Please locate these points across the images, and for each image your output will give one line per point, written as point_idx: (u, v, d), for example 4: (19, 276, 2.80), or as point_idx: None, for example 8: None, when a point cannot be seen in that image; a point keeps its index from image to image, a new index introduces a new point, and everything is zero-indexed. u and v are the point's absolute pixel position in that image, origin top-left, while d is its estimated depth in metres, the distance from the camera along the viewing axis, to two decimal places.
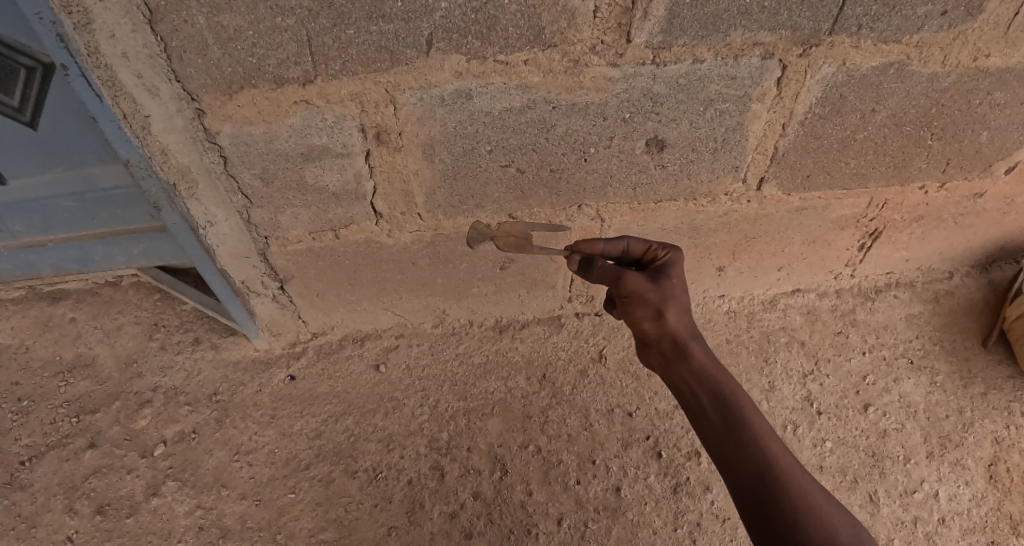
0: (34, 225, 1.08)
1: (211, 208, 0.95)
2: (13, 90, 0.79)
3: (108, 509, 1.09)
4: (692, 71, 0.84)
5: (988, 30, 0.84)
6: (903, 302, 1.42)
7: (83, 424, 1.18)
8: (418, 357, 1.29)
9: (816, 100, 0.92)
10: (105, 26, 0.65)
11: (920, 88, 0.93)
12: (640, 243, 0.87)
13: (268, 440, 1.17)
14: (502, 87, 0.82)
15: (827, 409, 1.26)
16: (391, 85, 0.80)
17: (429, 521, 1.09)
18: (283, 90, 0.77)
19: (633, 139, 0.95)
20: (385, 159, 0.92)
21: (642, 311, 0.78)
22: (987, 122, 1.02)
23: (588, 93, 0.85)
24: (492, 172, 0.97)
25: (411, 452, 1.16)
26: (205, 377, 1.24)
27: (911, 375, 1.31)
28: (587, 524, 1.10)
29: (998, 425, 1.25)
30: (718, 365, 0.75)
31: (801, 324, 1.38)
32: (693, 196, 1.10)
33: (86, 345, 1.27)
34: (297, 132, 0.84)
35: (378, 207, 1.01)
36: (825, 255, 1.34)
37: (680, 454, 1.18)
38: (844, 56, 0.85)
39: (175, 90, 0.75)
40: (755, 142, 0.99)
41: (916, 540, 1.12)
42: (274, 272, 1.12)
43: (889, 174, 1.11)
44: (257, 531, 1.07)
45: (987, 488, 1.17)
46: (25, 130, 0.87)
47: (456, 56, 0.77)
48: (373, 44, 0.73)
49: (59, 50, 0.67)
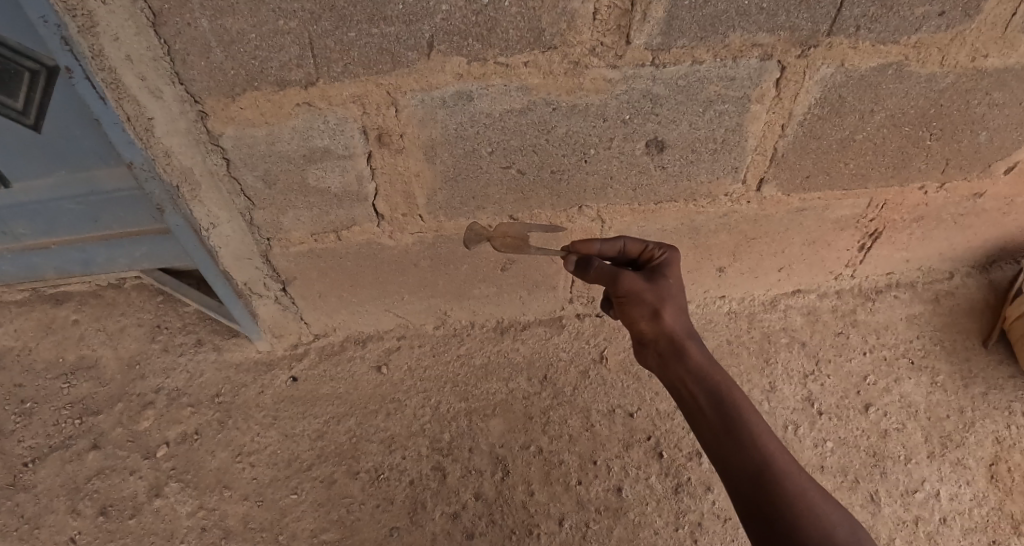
0: (36, 228, 1.09)
1: (214, 210, 0.96)
2: (16, 93, 0.79)
3: (110, 510, 1.09)
4: (692, 73, 0.85)
5: (986, 31, 0.85)
6: (903, 303, 1.42)
7: (85, 426, 1.18)
8: (419, 359, 1.29)
9: (815, 100, 0.92)
10: (109, 29, 0.66)
11: (918, 88, 0.93)
12: (637, 243, 0.88)
13: (270, 441, 1.18)
14: (502, 89, 0.83)
15: (828, 410, 1.26)
16: (392, 87, 0.80)
17: (431, 521, 1.09)
18: (285, 92, 0.78)
19: (633, 140, 0.95)
20: (386, 160, 0.92)
21: (639, 311, 0.78)
22: (985, 122, 1.02)
23: (588, 95, 0.86)
24: (492, 174, 0.97)
25: (413, 452, 1.17)
26: (207, 379, 1.25)
27: (911, 375, 1.32)
28: (588, 524, 1.10)
29: (998, 425, 1.25)
30: (715, 365, 0.75)
31: (802, 325, 1.39)
32: (693, 197, 1.10)
33: (89, 346, 1.28)
34: (299, 134, 0.84)
35: (380, 209, 1.02)
36: (824, 256, 1.34)
37: (682, 454, 1.19)
38: (843, 57, 0.85)
39: (178, 93, 0.75)
40: (754, 143, 0.99)
41: (917, 540, 1.12)
42: (276, 274, 1.13)
43: (888, 175, 1.12)
44: (259, 532, 1.07)
45: (988, 488, 1.17)
46: (28, 133, 0.88)
47: (457, 59, 0.77)
48: (374, 47, 0.74)
49: (63, 54, 0.68)
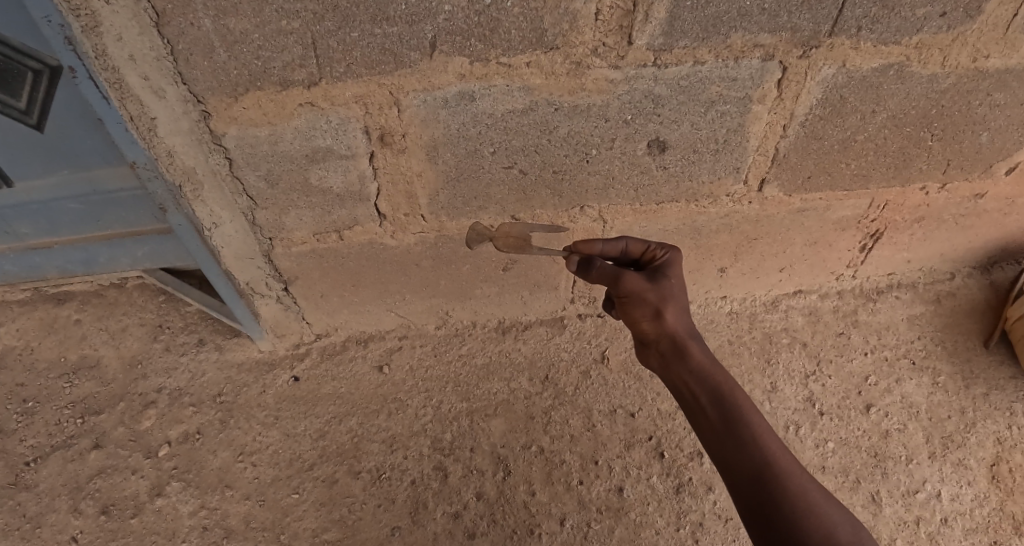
0: (38, 227, 1.09)
1: (216, 210, 0.96)
2: (19, 92, 0.80)
3: (112, 510, 1.09)
4: (693, 73, 0.85)
5: (987, 31, 0.85)
6: (904, 304, 1.42)
7: (87, 425, 1.19)
8: (421, 359, 1.30)
9: (816, 101, 0.92)
10: (112, 28, 0.66)
11: (920, 89, 0.93)
12: (638, 243, 0.88)
13: (272, 441, 1.18)
14: (504, 89, 0.83)
15: (829, 410, 1.27)
16: (395, 87, 0.80)
17: (432, 521, 1.09)
18: (288, 92, 0.78)
19: (635, 140, 0.95)
20: (389, 160, 0.92)
21: (641, 311, 0.79)
22: (986, 123, 1.02)
23: (590, 95, 0.86)
24: (494, 174, 0.97)
25: (414, 452, 1.17)
26: (209, 378, 1.25)
27: (913, 376, 1.32)
28: (590, 524, 1.10)
29: (1000, 426, 1.25)
30: (716, 365, 0.76)
31: (803, 326, 1.39)
32: (694, 197, 1.10)
33: (90, 346, 1.28)
34: (301, 134, 0.84)
35: (382, 209, 1.02)
36: (825, 256, 1.34)
37: (683, 455, 1.19)
38: (844, 58, 0.86)
39: (180, 93, 0.76)
40: (756, 143, 0.99)
41: (919, 540, 1.12)
42: (278, 273, 1.13)
43: (889, 176, 1.12)
44: (261, 532, 1.08)
45: (990, 489, 1.17)
46: (31, 133, 0.88)
47: (459, 59, 0.78)
48: (377, 47, 0.74)
49: (66, 54, 0.68)
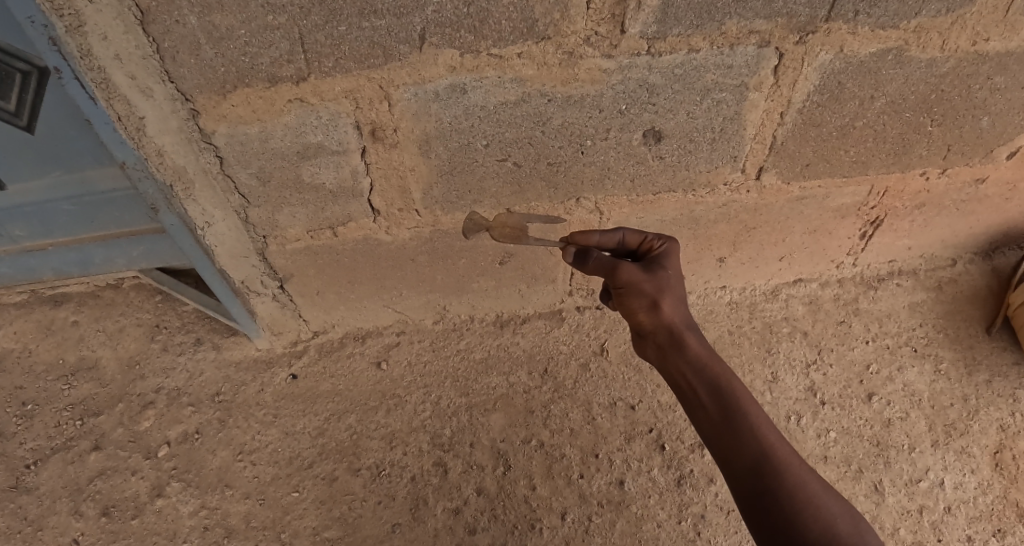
0: (33, 230, 1.09)
1: (208, 209, 0.95)
2: (9, 95, 0.79)
3: (113, 511, 1.09)
4: (689, 61, 0.83)
5: (987, 14, 0.83)
6: (905, 291, 1.41)
7: (86, 427, 1.18)
8: (419, 354, 1.29)
9: (814, 88, 0.91)
10: (98, 28, 0.65)
11: (918, 74, 0.92)
12: (635, 234, 0.87)
13: (270, 440, 1.17)
14: (496, 81, 0.82)
15: (830, 400, 1.26)
16: (385, 81, 0.79)
17: (433, 517, 1.09)
18: (276, 89, 0.77)
19: (630, 130, 0.94)
20: (382, 155, 0.91)
21: (638, 302, 0.77)
22: (987, 106, 1.01)
23: (583, 85, 0.84)
24: (488, 167, 0.96)
25: (414, 448, 1.16)
26: (207, 378, 1.25)
27: (914, 363, 1.31)
28: (591, 518, 1.10)
29: (1003, 413, 1.24)
30: (714, 356, 0.74)
31: (803, 315, 1.38)
32: (691, 187, 1.09)
33: (88, 348, 1.28)
34: (292, 131, 0.83)
35: (376, 205, 1.01)
36: (826, 245, 1.33)
37: (684, 447, 1.18)
38: (841, 43, 0.84)
39: (168, 91, 0.75)
40: (753, 131, 0.98)
41: (922, 529, 1.11)
42: (273, 271, 1.12)
43: (889, 162, 1.10)
44: (261, 531, 1.08)
45: (993, 476, 1.16)
46: (22, 135, 0.87)
47: (449, 51, 0.76)
48: (365, 40, 0.72)
49: (52, 54, 0.66)
